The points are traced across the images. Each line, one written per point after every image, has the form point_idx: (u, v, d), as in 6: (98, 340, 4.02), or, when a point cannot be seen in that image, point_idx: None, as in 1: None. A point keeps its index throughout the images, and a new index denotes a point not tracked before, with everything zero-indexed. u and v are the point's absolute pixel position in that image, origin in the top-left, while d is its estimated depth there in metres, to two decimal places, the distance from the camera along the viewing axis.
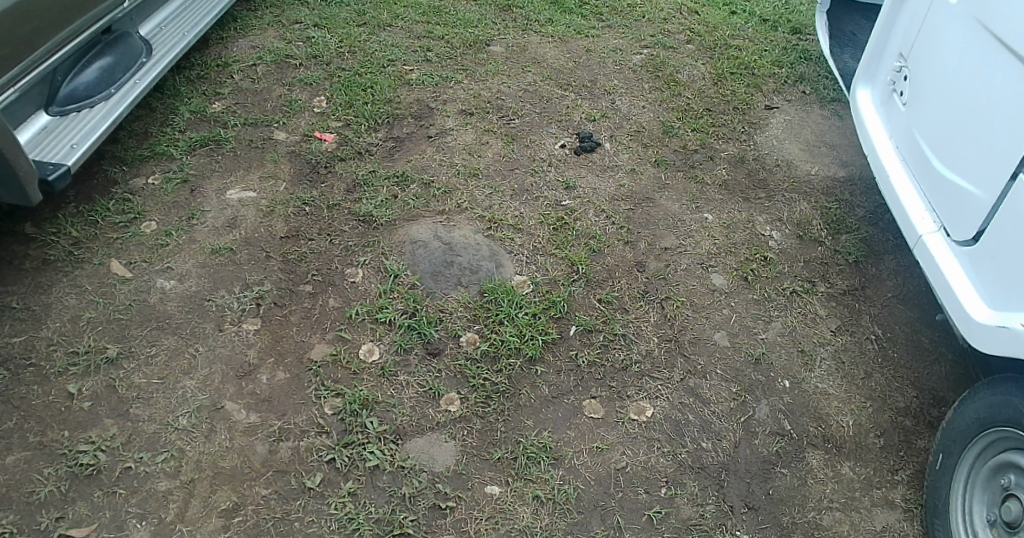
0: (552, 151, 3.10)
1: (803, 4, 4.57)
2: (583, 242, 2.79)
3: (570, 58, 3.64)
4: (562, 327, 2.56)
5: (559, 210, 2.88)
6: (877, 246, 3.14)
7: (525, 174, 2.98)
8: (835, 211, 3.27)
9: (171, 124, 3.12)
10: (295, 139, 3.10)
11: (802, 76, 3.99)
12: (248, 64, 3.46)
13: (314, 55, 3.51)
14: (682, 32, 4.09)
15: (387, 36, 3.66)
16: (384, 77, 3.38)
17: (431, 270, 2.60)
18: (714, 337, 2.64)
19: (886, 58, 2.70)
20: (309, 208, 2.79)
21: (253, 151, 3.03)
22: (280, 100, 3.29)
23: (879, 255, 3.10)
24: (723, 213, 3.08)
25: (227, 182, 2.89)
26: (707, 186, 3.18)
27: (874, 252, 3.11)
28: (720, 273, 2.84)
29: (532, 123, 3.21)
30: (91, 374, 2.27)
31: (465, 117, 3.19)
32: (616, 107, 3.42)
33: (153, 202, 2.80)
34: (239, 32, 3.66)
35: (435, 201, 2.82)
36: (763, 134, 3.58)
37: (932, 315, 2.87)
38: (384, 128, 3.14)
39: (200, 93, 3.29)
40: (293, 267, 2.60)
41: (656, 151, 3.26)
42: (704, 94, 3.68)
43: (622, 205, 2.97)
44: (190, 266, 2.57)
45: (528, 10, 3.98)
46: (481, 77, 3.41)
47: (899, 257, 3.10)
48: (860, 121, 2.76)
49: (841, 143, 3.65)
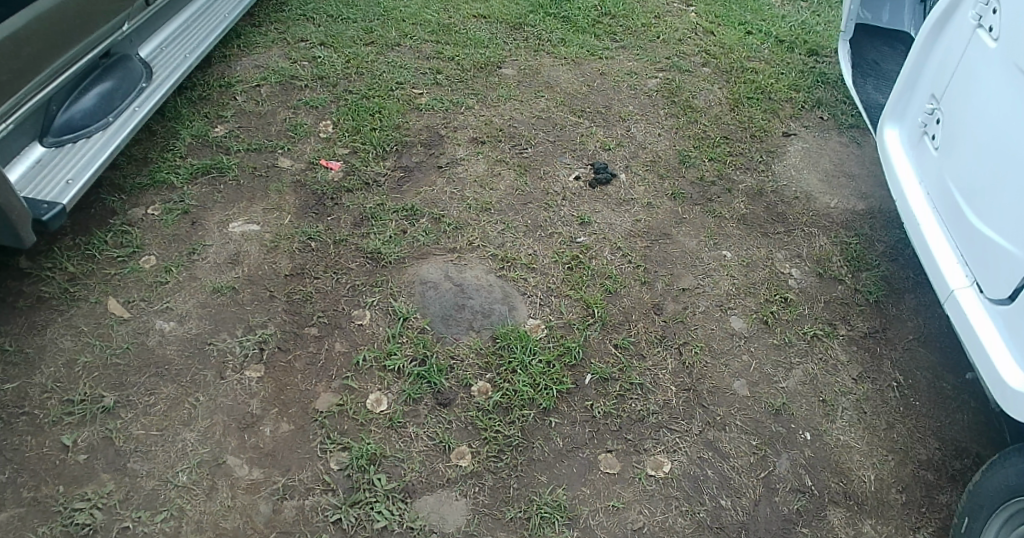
0: (567, 184, 2.99)
1: (820, 23, 4.46)
2: (599, 282, 2.68)
3: (583, 82, 3.54)
4: (577, 375, 2.46)
5: (574, 247, 2.77)
6: (898, 284, 3.05)
7: (539, 208, 2.87)
8: (855, 247, 3.18)
9: (172, 149, 3.03)
10: (300, 166, 3.00)
11: (820, 101, 3.89)
12: (252, 84, 3.35)
13: (319, 76, 3.41)
14: (698, 53, 3.99)
15: (396, 56, 3.55)
16: (392, 101, 3.28)
17: (442, 314, 2.49)
18: (734, 386, 2.55)
19: (918, 98, 2.58)
20: (315, 243, 2.68)
21: (256, 180, 2.93)
22: (285, 124, 3.18)
23: (900, 294, 3.01)
24: (743, 251, 2.98)
25: (230, 214, 2.78)
26: (725, 220, 3.08)
27: (895, 291, 3.02)
28: (739, 315, 2.74)
29: (546, 153, 3.11)
30: (87, 425, 2.18)
31: (476, 145, 3.09)
32: (631, 134, 3.32)
33: (152, 235, 2.70)
34: (243, 49, 3.55)
35: (446, 238, 2.71)
36: (781, 164, 3.48)
37: (955, 361, 2.79)
38: (393, 156, 3.04)
39: (202, 115, 3.19)
40: (298, 308, 2.50)
41: (672, 183, 3.16)
42: (720, 121, 3.57)
43: (638, 241, 2.86)
44: (191, 306, 2.48)
45: (540, 30, 3.87)
46: (493, 102, 3.31)
47: (920, 297, 3.01)
48: (887, 162, 2.65)
49: (861, 173, 3.55)
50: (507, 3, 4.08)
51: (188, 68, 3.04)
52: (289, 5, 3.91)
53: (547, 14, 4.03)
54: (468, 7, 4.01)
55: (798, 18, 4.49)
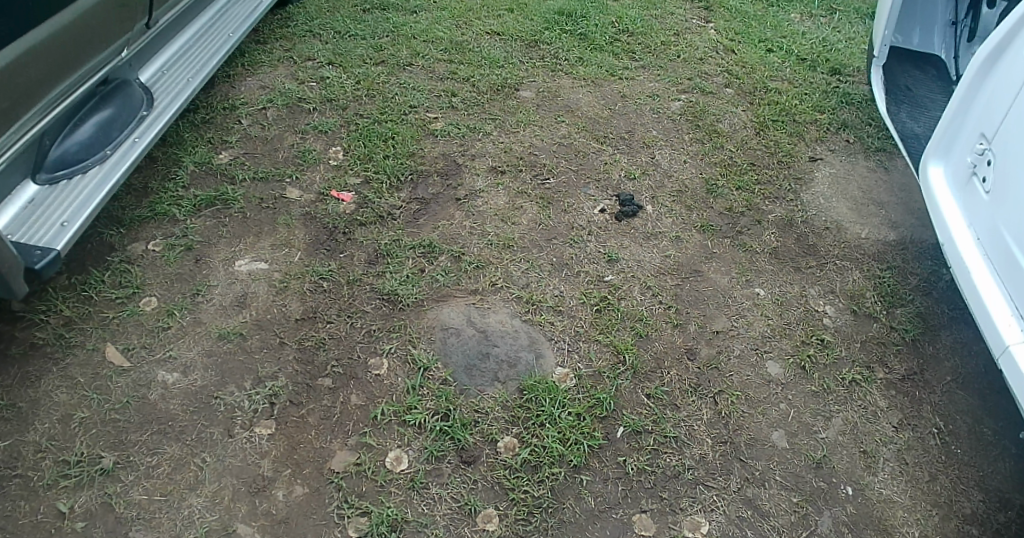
0: (592, 217, 2.84)
1: (842, 41, 4.33)
2: (628, 325, 2.53)
3: (604, 105, 3.38)
4: (608, 428, 2.28)
5: (601, 286, 2.62)
6: (934, 320, 2.88)
7: (563, 244, 2.72)
8: (889, 280, 3.01)
9: (174, 179, 2.88)
10: (309, 198, 2.84)
11: (846, 123, 3.76)
12: (258, 107, 3.20)
13: (328, 98, 3.24)
14: (720, 73, 3.84)
15: (408, 77, 3.39)
16: (405, 126, 3.12)
17: (465, 364, 2.33)
18: (773, 438, 2.36)
19: (966, 135, 2.46)
20: (327, 283, 2.52)
21: (263, 212, 2.78)
22: (292, 150, 3.03)
23: (936, 331, 2.84)
24: (776, 289, 2.83)
25: (235, 251, 2.63)
26: (756, 255, 2.94)
27: (931, 328, 2.85)
28: (776, 360, 2.58)
29: (568, 183, 2.95)
30: (84, 488, 2.01)
31: (495, 175, 2.93)
32: (656, 162, 3.18)
33: (153, 273, 2.56)
34: (248, 69, 3.40)
35: (467, 278, 2.55)
36: (809, 191, 3.35)
37: (990, 402, 2.60)
38: (408, 187, 2.88)
39: (205, 141, 3.04)
40: (310, 356, 2.34)
41: (701, 215, 3.02)
42: (746, 146, 3.43)
43: (668, 280, 2.72)
44: (195, 355, 2.33)
45: (557, 49, 3.72)
46: (511, 128, 3.15)
47: (958, 333, 2.84)
48: (934, 204, 2.51)
49: (890, 200, 3.41)
50: (522, 19, 3.93)
51: (191, 94, 2.89)
52: (294, 21, 3.77)
53: (563, 31, 3.87)
54: (481, 23, 3.85)
55: (819, 35, 4.36)
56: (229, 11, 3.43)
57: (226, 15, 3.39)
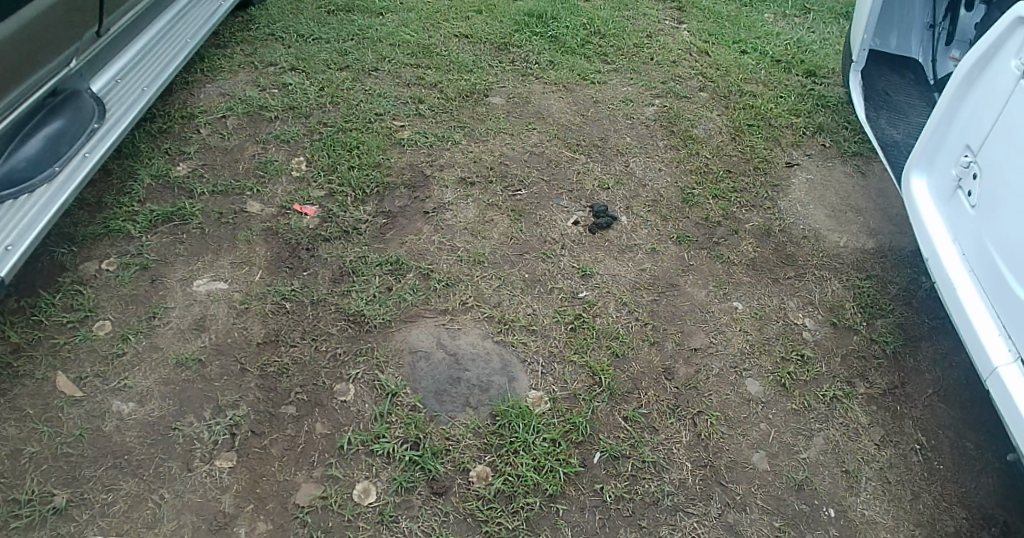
0: (565, 230, 2.76)
1: (817, 42, 4.28)
2: (604, 344, 2.45)
3: (577, 111, 3.29)
4: (585, 454, 2.20)
5: (576, 303, 2.53)
6: (913, 331, 2.83)
7: (536, 259, 2.63)
8: (868, 290, 2.97)
9: (129, 193, 2.74)
10: (271, 212, 2.72)
11: (821, 127, 3.71)
12: (217, 115, 3.07)
13: (291, 106, 3.12)
14: (695, 77, 3.77)
15: (374, 83, 3.27)
16: (370, 135, 3.00)
17: (434, 389, 2.22)
18: (753, 460, 2.30)
19: (950, 148, 2.40)
20: (289, 304, 2.41)
21: (223, 228, 2.65)
22: (253, 161, 2.91)
23: (916, 342, 2.79)
24: (755, 302, 2.77)
25: (194, 270, 2.50)
26: (734, 267, 2.88)
27: (910, 339, 2.80)
28: (755, 378, 2.52)
29: (541, 194, 2.86)
30: (33, 530, 1.88)
31: (465, 187, 2.83)
32: (631, 170, 3.10)
33: (107, 295, 2.42)
34: (207, 75, 3.28)
35: (437, 296, 2.45)
36: (787, 199, 3.29)
37: (971, 414, 2.56)
38: (374, 199, 2.77)
39: (162, 152, 2.91)
40: (273, 383, 2.22)
41: (676, 225, 2.95)
42: (722, 152, 3.36)
43: (644, 295, 2.64)
44: (151, 383, 2.21)
45: (527, 52, 3.62)
46: (481, 136, 3.05)
47: (937, 344, 2.79)
48: (919, 217, 2.46)
49: (867, 206, 3.37)
50: (490, 21, 3.82)
51: (147, 103, 2.75)
52: (256, 23, 3.65)
53: (533, 34, 3.77)
54: (449, 25, 3.74)
55: (793, 35, 4.30)
56: (187, 14, 3.28)
57: (184, 18, 3.25)
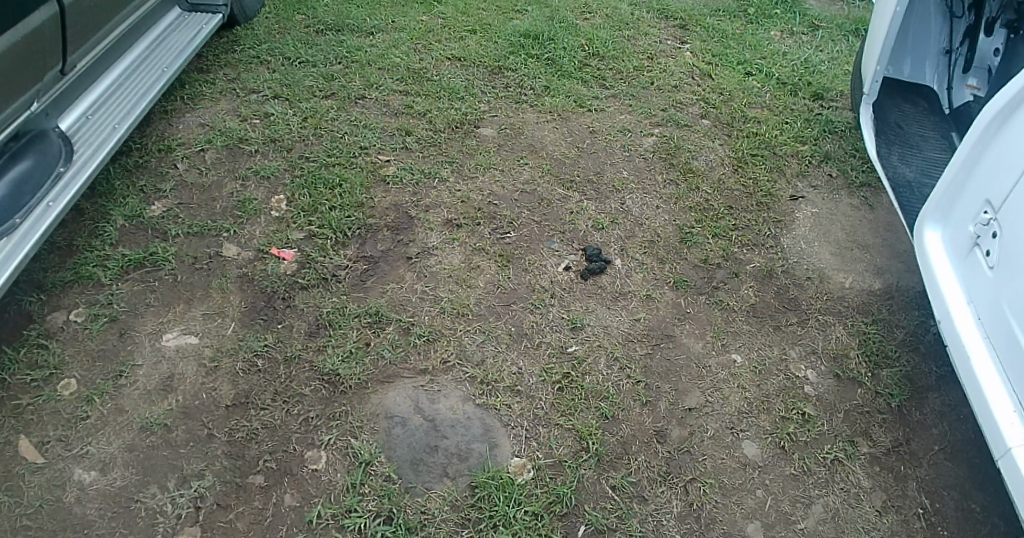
0: (555, 276, 2.61)
1: (825, 63, 4.13)
2: (594, 405, 2.31)
3: (571, 143, 3.15)
4: (569, 527, 2.03)
5: (564, 359, 2.40)
6: (921, 381, 2.68)
7: (524, 310, 2.49)
8: (874, 336, 2.82)
9: (101, 235, 2.64)
10: (247, 255, 2.60)
11: (828, 155, 3.56)
12: (196, 149, 2.96)
13: (272, 138, 3.00)
14: (696, 102, 3.61)
15: (360, 113, 3.14)
16: (354, 171, 2.88)
17: (410, 458, 2.09)
18: (747, 531, 2.13)
19: (965, 200, 2.26)
20: (262, 361, 2.30)
21: (196, 274, 2.54)
22: (231, 199, 2.79)
23: (923, 393, 2.64)
24: (754, 355, 2.64)
25: (164, 321, 2.39)
26: (733, 313, 2.74)
27: (918, 390, 2.65)
28: (753, 439, 2.38)
29: (530, 237, 2.72)
30: None
31: (451, 229, 2.69)
32: (627, 208, 2.95)
33: (73, 350, 2.32)
34: (188, 103, 3.17)
35: (417, 353, 2.33)
36: (790, 235, 3.15)
37: (984, 477, 2.40)
38: (355, 243, 2.64)
39: (137, 189, 2.80)
40: (241, 450, 2.10)
41: (673, 268, 2.81)
42: (723, 186, 3.21)
43: (637, 348, 2.51)
44: (115, 449, 2.09)
45: (521, 76, 3.48)
46: (469, 173, 2.91)
47: (946, 396, 2.64)
48: (933, 275, 2.30)
49: (875, 241, 3.22)
50: (484, 42, 3.68)
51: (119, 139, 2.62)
52: (241, 45, 3.54)
53: (528, 56, 3.63)
54: (441, 47, 3.60)
55: (800, 56, 4.15)
56: (164, 42, 3.15)
57: (161, 47, 3.11)
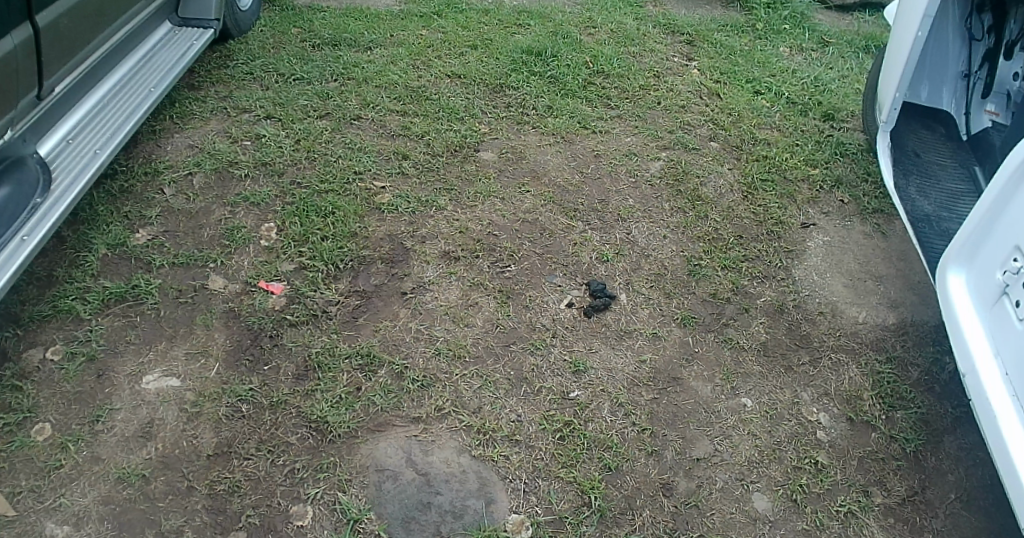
0: (557, 314, 2.48)
1: (836, 81, 4.01)
2: (596, 455, 2.18)
3: (575, 169, 3.02)
4: None
5: (566, 406, 2.27)
6: (937, 424, 2.55)
7: (523, 351, 2.36)
8: (888, 376, 2.69)
9: (82, 265, 2.52)
10: (234, 289, 2.48)
11: (840, 179, 3.45)
12: (183, 172, 2.84)
13: (263, 162, 2.88)
14: (704, 124, 3.48)
15: (355, 135, 3.02)
16: (347, 199, 2.75)
17: (402, 516, 1.95)
18: None
19: (992, 245, 2.12)
20: (246, 406, 2.17)
21: (180, 309, 2.42)
22: (219, 227, 2.67)
23: (938, 438, 2.51)
24: (765, 399, 2.51)
25: (145, 362, 2.27)
26: (743, 353, 2.62)
27: (933, 433, 2.52)
28: (763, 491, 2.24)
29: (532, 270, 2.59)
30: None
31: (448, 262, 2.57)
32: (632, 238, 2.82)
33: (50, 393, 2.19)
34: (177, 122, 3.04)
35: (409, 400, 2.20)
36: (802, 266, 3.03)
37: (1009, 532, 2.26)
38: (348, 276, 2.51)
39: (121, 216, 2.68)
40: (222, 503, 1.96)
41: (681, 304, 2.68)
42: (733, 213, 3.08)
43: (643, 392, 2.38)
44: (89, 501, 1.95)
45: (524, 95, 3.36)
46: (469, 201, 2.78)
47: (962, 440, 2.51)
48: (961, 325, 2.16)
49: (888, 272, 3.10)
50: (485, 59, 3.56)
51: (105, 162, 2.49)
52: (234, 60, 3.42)
53: (531, 73, 3.50)
54: (441, 63, 3.49)
55: (809, 73, 4.04)
56: (153, 58, 3.02)
57: (149, 64, 2.98)
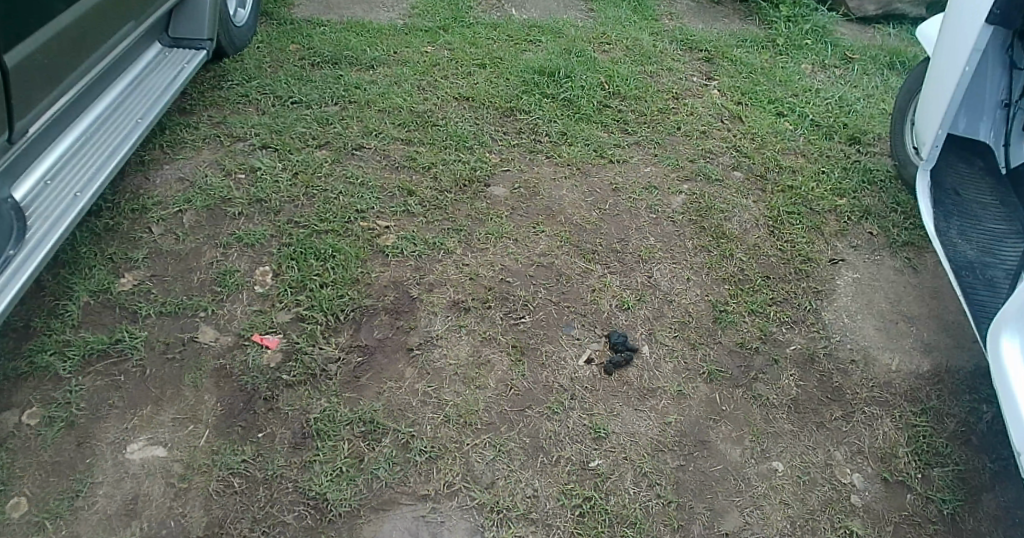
0: (576, 373, 2.31)
1: (861, 102, 3.81)
2: (620, 534, 1.96)
3: (592, 205, 2.86)
4: None
5: (586, 477, 2.08)
6: (975, 479, 2.28)
7: (540, 416, 2.18)
8: (924, 428, 2.41)
9: (63, 315, 2.32)
10: (226, 343, 2.29)
11: (869, 210, 3.22)
12: (173, 209, 2.67)
13: (258, 198, 2.72)
14: (727, 150, 3.31)
15: (356, 168, 2.89)
16: (349, 240, 2.59)
17: None
18: None
19: None
20: (238, 480, 1.97)
21: (167, 366, 2.23)
22: (211, 270, 2.49)
23: (977, 496, 2.24)
24: (797, 462, 2.26)
25: (129, 428, 2.07)
26: (773, 410, 2.40)
27: (972, 491, 2.25)
28: None
29: (547, 321, 2.42)
30: None
31: (458, 313, 2.40)
32: (654, 282, 2.65)
33: (26, 462, 1.97)
34: (167, 151, 2.89)
35: (417, 474, 2.01)
36: (831, 308, 2.79)
37: None
38: (349, 328, 2.33)
39: (105, 258, 2.49)
40: None
41: (707, 356, 2.49)
42: (759, 251, 2.90)
43: (668, 459, 2.18)
44: None
45: (536, 119, 3.23)
46: (479, 243, 2.63)
47: (1000, 497, 2.24)
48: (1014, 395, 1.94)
49: (922, 312, 2.84)
50: (495, 79, 3.46)
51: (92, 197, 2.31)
52: (228, 80, 3.30)
53: (543, 95, 3.39)
54: (449, 84, 3.38)
55: (834, 93, 3.85)
56: (142, 84, 2.83)
57: (139, 88, 2.81)
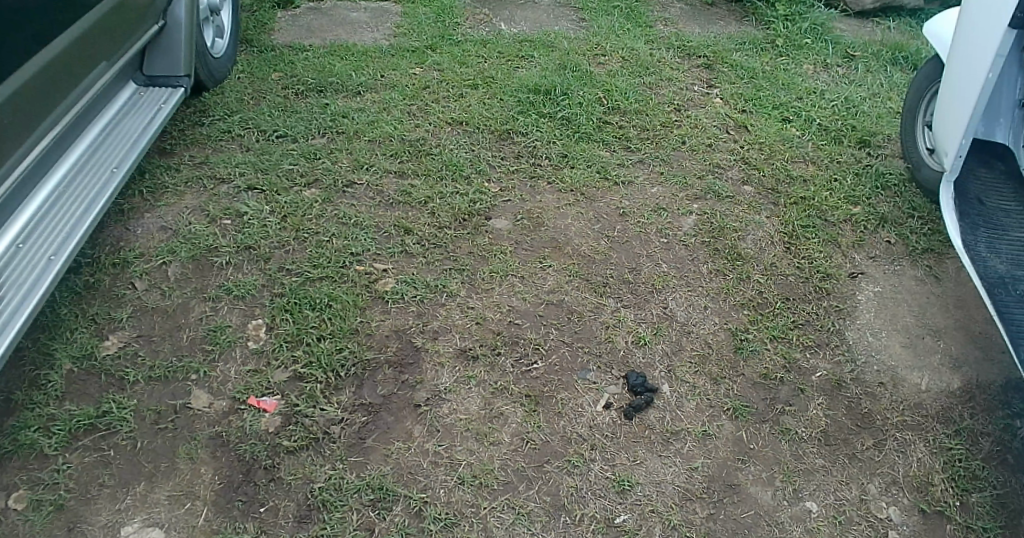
0: (594, 419, 2.17)
1: (867, 101, 3.68)
2: None
3: (599, 233, 2.75)
4: None
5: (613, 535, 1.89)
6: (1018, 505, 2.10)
7: (559, 471, 2.02)
8: (957, 452, 2.22)
9: (45, 385, 2.15)
10: (220, 408, 2.13)
11: (884, 217, 3.06)
12: (157, 262, 2.52)
13: (246, 245, 2.59)
14: (735, 164, 3.20)
15: (350, 207, 2.76)
16: (345, 287, 2.46)
17: None
18: None
19: None
20: None
21: (159, 437, 2.06)
22: (201, 327, 2.34)
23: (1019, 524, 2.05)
24: (831, 500, 2.06)
25: (124, 508, 1.88)
26: (803, 445, 2.21)
27: (1013, 517, 2.07)
28: None
29: (561, 365, 2.29)
30: None
31: (466, 362, 2.26)
32: (670, 312, 2.52)
33: None
34: (148, 197, 2.76)
35: None
36: (853, 327, 2.61)
37: None
38: (350, 385, 2.18)
39: (88, 319, 2.34)
40: None
41: (730, 389, 2.33)
42: (777, 270, 2.76)
43: (698, 509, 1.99)
44: None
45: (535, 141, 3.14)
46: (483, 283, 2.50)
47: None
48: None
49: (946, 323, 2.65)
50: (489, 101, 3.35)
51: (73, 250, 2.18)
52: (210, 116, 3.16)
53: (540, 115, 3.28)
54: (441, 108, 3.27)
55: (840, 94, 3.71)
56: (116, 129, 2.68)
57: (113, 135, 2.65)
